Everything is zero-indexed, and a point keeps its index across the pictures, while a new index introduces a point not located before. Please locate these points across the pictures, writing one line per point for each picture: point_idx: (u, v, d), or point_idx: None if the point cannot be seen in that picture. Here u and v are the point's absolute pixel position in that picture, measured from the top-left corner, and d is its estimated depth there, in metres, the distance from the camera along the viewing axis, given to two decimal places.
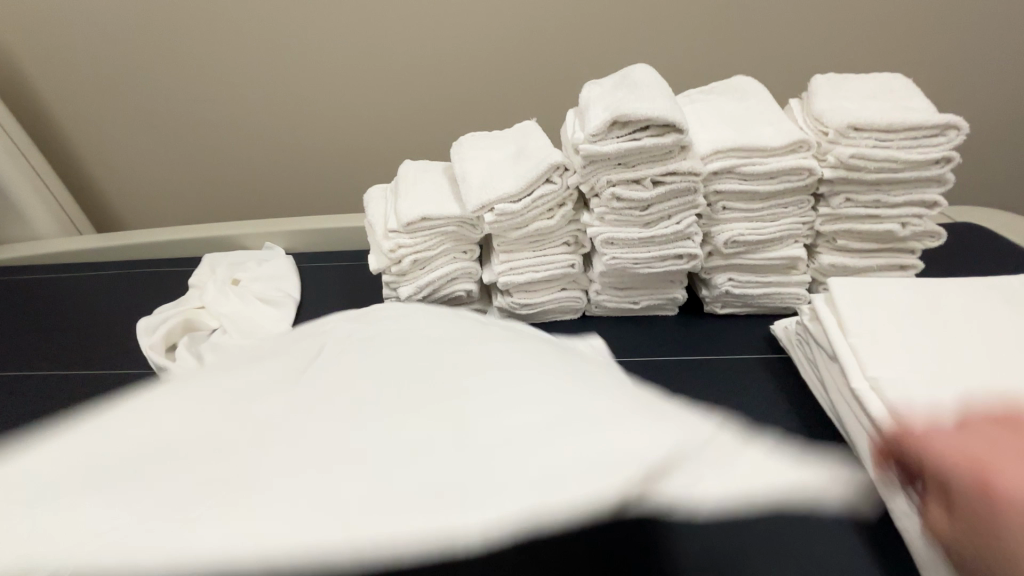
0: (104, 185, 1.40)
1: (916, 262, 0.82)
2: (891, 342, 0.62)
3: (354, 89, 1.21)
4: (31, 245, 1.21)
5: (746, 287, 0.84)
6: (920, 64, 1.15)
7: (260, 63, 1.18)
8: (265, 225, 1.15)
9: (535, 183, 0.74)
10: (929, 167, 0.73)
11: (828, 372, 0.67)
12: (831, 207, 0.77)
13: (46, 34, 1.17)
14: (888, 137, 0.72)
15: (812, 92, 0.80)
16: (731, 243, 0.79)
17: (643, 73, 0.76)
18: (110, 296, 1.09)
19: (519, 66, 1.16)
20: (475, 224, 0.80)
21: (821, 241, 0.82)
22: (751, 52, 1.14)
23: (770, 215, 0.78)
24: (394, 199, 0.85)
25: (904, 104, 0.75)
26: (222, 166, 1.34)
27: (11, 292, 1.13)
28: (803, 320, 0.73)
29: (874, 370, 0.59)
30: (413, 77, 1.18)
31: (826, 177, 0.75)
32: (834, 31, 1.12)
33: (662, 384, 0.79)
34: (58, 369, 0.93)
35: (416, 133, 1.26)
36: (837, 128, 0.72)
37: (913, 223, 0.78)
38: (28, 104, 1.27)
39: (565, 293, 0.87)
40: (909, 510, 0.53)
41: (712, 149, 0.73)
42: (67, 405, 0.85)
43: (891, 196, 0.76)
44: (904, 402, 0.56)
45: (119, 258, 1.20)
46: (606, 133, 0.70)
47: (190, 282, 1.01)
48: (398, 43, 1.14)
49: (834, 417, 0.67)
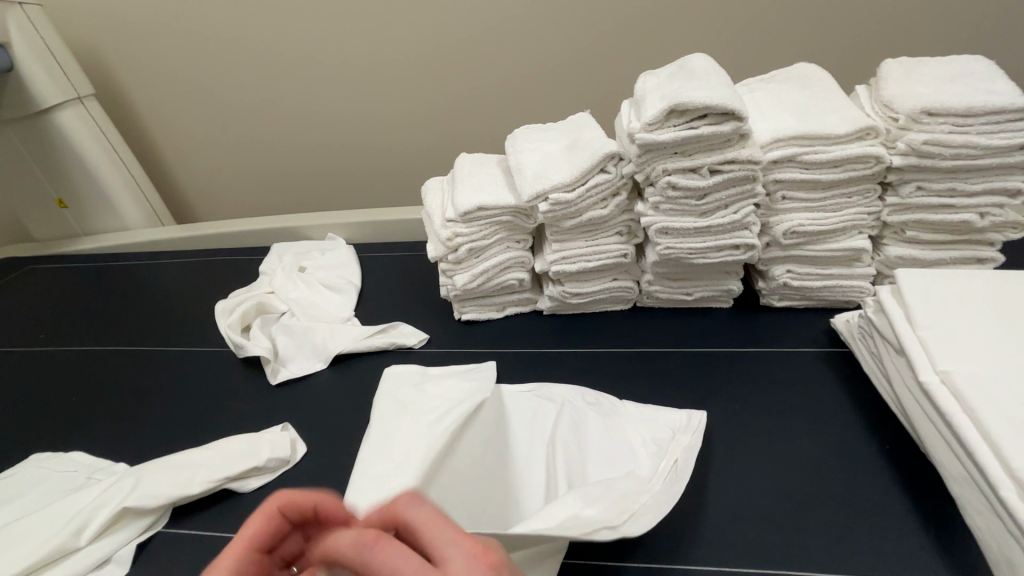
0: (185, 186, 1.53)
1: (995, 254, 0.78)
2: (965, 336, 0.59)
3: (408, 88, 1.25)
4: (120, 236, 1.32)
5: (806, 278, 0.82)
6: (1003, 38, 1.07)
7: (322, 66, 1.25)
8: (326, 217, 1.21)
9: (589, 172, 0.75)
10: (1011, 153, 0.69)
11: (892, 366, 0.65)
12: (900, 196, 0.74)
13: (137, 45, 1.29)
14: (965, 122, 0.68)
15: (881, 78, 0.77)
16: (791, 234, 0.77)
17: (700, 63, 0.75)
18: (190, 283, 1.18)
19: (571, 58, 1.18)
20: (528, 213, 0.83)
21: (888, 232, 0.79)
22: (811, 44, 1.11)
23: (832, 205, 0.77)
24: (451, 190, 0.88)
25: (982, 86, 0.71)
26: (288, 165, 1.43)
27: (107, 278, 1.24)
28: (866, 313, 0.71)
29: (944, 363, 0.57)
30: (466, 74, 1.22)
31: (895, 165, 0.72)
32: (906, 6, 1.06)
33: (715, 376, 0.78)
34: (150, 345, 1.02)
35: (468, 126, 1.29)
36: (908, 113, 0.69)
37: (992, 213, 0.73)
38: (123, 109, 1.41)
39: (616, 284, 0.88)
40: (982, 506, 0.51)
41: (772, 138, 0.72)
42: (157, 378, 0.94)
43: (967, 183, 0.72)
44: (977, 398, 0.53)
45: (196, 248, 1.29)
46: (662, 122, 0.70)
47: (262, 270, 1.08)
48: (450, 36, 1.18)
49: (897, 410, 0.65)
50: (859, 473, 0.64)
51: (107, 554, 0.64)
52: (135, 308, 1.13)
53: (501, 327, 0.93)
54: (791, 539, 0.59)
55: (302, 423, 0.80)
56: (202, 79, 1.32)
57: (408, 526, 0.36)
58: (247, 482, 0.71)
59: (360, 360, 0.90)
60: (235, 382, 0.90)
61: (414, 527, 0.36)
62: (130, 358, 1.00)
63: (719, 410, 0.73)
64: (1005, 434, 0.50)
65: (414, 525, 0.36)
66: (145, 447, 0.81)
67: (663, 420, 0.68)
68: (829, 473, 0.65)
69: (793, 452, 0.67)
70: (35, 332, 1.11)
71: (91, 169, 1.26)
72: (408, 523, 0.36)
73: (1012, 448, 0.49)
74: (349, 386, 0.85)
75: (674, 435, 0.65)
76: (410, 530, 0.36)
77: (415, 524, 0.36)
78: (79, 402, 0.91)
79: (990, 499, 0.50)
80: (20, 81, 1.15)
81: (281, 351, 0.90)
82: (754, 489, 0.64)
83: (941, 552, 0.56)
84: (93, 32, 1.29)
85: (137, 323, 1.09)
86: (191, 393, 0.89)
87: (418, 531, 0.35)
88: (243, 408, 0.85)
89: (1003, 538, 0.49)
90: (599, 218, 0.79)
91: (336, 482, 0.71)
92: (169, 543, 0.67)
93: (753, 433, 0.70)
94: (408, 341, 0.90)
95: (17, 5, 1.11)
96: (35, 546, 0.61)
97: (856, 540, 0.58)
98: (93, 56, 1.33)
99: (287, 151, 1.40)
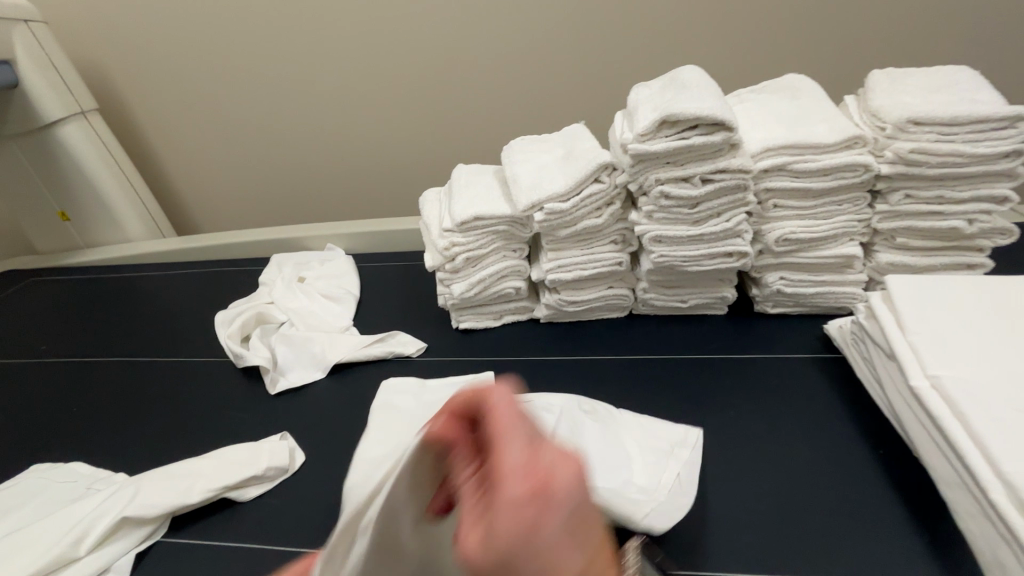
0: (186, 198, 1.54)
1: (985, 260, 0.79)
2: (954, 341, 0.60)
3: (406, 101, 1.27)
4: (123, 247, 1.34)
5: (799, 285, 0.83)
6: (997, 41, 1.08)
7: (321, 80, 1.27)
8: (325, 229, 1.22)
9: (584, 182, 0.77)
10: (997, 161, 0.70)
11: (884, 371, 0.66)
12: (889, 203, 0.76)
13: (141, 61, 1.31)
14: (951, 130, 0.70)
15: (869, 88, 0.78)
16: (783, 241, 0.78)
17: (691, 75, 0.77)
18: (190, 294, 1.19)
19: (566, 71, 1.20)
20: (524, 222, 0.84)
21: (878, 239, 0.80)
22: (801, 57, 1.14)
23: (823, 213, 0.78)
24: (448, 200, 0.89)
25: (968, 96, 0.72)
26: (287, 177, 1.44)
27: (109, 290, 1.25)
28: (858, 319, 0.72)
29: (935, 368, 0.57)
30: (464, 87, 1.24)
31: (884, 173, 0.73)
32: (892, 20, 1.08)
33: (710, 382, 0.79)
34: (150, 356, 1.03)
35: (466, 134, 1.30)
36: (895, 123, 0.71)
37: (980, 219, 0.74)
38: (126, 123, 1.43)
39: (612, 292, 0.89)
40: (973, 509, 0.51)
41: (763, 147, 0.73)
42: (157, 388, 0.94)
43: (954, 191, 0.73)
44: (967, 402, 0.54)
45: (196, 260, 1.30)
46: (654, 133, 0.71)
47: (261, 280, 1.09)
48: (448, 46, 1.19)
49: (889, 415, 0.66)
50: (854, 478, 0.65)
51: (106, 564, 0.64)
52: (136, 319, 1.14)
53: (499, 335, 0.94)
54: (787, 544, 0.59)
55: (300, 432, 0.81)
56: (203, 93, 1.34)
57: (500, 401, 0.30)
58: (246, 491, 0.71)
59: (358, 369, 0.90)
60: (234, 392, 0.91)
61: (508, 402, 0.30)
62: (130, 368, 1.00)
63: (715, 416, 0.74)
64: (993, 437, 0.51)
65: (511, 401, 0.30)
66: (145, 457, 0.82)
67: (661, 431, 0.69)
68: (824, 478, 0.65)
69: (788, 458, 0.68)
70: (37, 344, 1.11)
71: (94, 182, 1.28)
72: (503, 398, 0.31)
73: (1001, 450, 0.49)
74: (347, 395, 0.86)
75: (672, 449, 0.66)
76: (501, 405, 0.30)
77: (510, 401, 0.30)
78: (79, 413, 0.92)
79: (981, 502, 0.50)
80: (25, 96, 1.17)
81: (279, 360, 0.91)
82: (749, 495, 0.64)
83: (933, 555, 0.56)
84: (98, 49, 1.31)
85: (138, 333, 1.09)
86: (191, 403, 0.90)
87: (514, 409, 0.30)
88: (242, 417, 0.86)
89: (995, 541, 0.49)
90: (594, 228, 0.81)
91: (334, 491, 0.71)
92: (168, 551, 0.67)
93: (749, 438, 0.70)
94: (406, 350, 0.91)
95: (23, 22, 1.13)
96: (35, 556, 0.62)
97: (852, 545, 0.58)
98: (98, 72, 1.35)
99: (287, 163, 1.42)
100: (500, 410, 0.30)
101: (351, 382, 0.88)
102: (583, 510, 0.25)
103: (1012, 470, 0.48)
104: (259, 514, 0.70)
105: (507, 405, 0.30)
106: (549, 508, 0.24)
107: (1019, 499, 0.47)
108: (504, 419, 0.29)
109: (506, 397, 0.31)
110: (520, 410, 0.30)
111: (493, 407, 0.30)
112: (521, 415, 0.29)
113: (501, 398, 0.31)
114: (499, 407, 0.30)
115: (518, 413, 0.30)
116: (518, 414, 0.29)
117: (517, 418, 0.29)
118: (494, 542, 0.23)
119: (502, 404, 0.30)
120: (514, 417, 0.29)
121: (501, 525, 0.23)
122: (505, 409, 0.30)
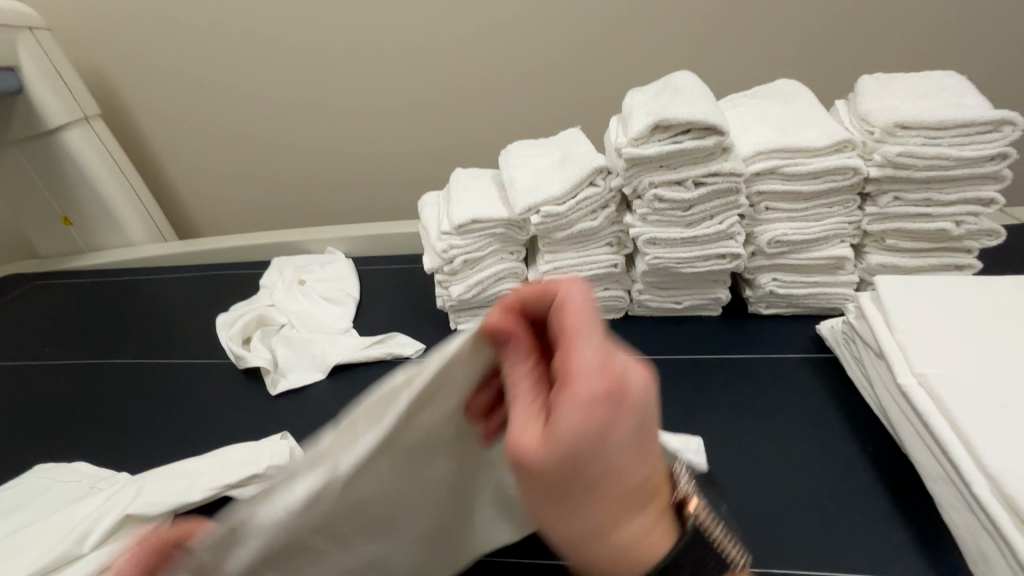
0: (188, 202, 1.56)
1: (973, 261, 0.80)
2: (941, 340, 0.61)
3: (405, 106, 1.29)
4: (125, 251, 1.35)
5: (792, 286, 0.84)
6: (992, 44, 1.09)
7: (321, 86, 1.29)
8: (325, 232, 1.24)
9: (579, 186, 0.78)
10: (983, 164, 0.72)
11: (874, 370, 0.67)
12: (878, 205, 0.77)
13: (143, 68, 1.33)
14: (937, 134, 0.71)
15: (858, 93, 0.80)
16: (775, 243, 0.80)
17: (685, 80, 0.79)
18: (192, 297, 1.21)
19: (562, 77, 1.21)
20: (521, 225, 0.85)
21: (868, 240, 0.82)
22: (793, 63, 1.15)
23: (814, 215, 0.79)
24: (447, 204, 0.91)
25: (955, 101, 0.74)
26: (287, 181, 1.46)
27: (111, 293, 1.27)
28: (849, 319, 0.73)
29: (922, 366, 0.59)
30: (462, 92, 1.26)
31: (873, 176, 0.74)
32: (883, 26, 1.10)
33: (704, 381, 0.80)
34: (152, 358, 1.04)
35: (465, 138, 1.32)
36: (883, 127, 0.72)
37: (968, 221, 0.76)
38: (128, 128, 1.44)
39: (608, 293, 0.90)
40: (958, 503, 0.52)
41: (754, 151, 0.75)
42: (159, 390, 0.96)
43: (942, 193, 0.75)
44: (953, 399, 0.55)
45: (198, 263, 1.31)
46: (648, 137, 0.73)
47: (262, 283, 1.11)
48: (446, 52, 1.21)
49: (879, 413, 0.67)
50: (844, 475, 0.66)
51: None
52: (138, 322, 1.15)
53: None
54: (777, 539, 0.60)
55: (301, 432, 0.82)
56: (204, 99, 1.36)
57: (574, 301, 0.37)
58: (247, 489, 0.73)
59: (357, 370, 0.92)
60: (235, 393, 0.92)
61: (581, 305, 0.36)
62: (133, 370, 1.01)
63: (709, 414, 0.75)
64: (977, 432, 0.52)
65: (586, 305, 0.36)
66: (147, 457, 0.83)
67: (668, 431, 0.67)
68: (815, 473, 0.66)
69: (780, 455, 0.69)
70: (40, 347, 1.13)
71: (96, 186, 1.29)
72: (577, 298, 0.37)
73: (985, 445, 0.51)
74: (347, 396, 0.87)
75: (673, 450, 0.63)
76: (574, 305, 0.36)
77: (582, 304, 0.36)
78: (83, 414, 0.93)
79: (966, 496, 0.52)
80: (29, 103, 1.19)
81: (279, 361, 0.92)
82: (740, 492, 0.65)
83: (922, 549, 0.57)
84: (102, 56, 1.33)
85: (140, 336, 1.11)
86: (193, 404, 0.91)
87: (586, 311, 0.36)
88: (243, 418, 0.87)
89: (979, 534, 0.50)
90: (590, 230, 0.82)
91: None
92: None
93: (742, 436, 0.72)
94: (405, 352, 0.92)
95: (29, 30, 1.15)
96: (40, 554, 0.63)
97: (841, 540, 0.59)
98: (101, 78, 1.37)
99: (287, 168, 1.43)
100: (575, 311, 0.36)
101: (351, 383, 0.89)
102: (641, 409, 0.32)
103: (995, 465, 0.49)
104: None
105: (582, 307, 0.36)
106: (615, 403, 0.31)
107: (1003, 493, 0.48)
108: (577, 320, 0.35)
109: (580, 299, 0.37)
110: (593, 315, 0.36)
111: (569, 307, 0.36)
112: (592, 319, 0.35)
113: (576, 299, 0.37)
114: (572, 307, 0.36)
115: (590, 316, 0.36)
116: (589, 317, 0.36)
117: (589, 319, 0.35)
118: (559, 440, 0.30)
119: (576, 304, 0.36)
120: (587, 320, 0.35)
121: (576, 413, 0.30)
122: (579, 309, 0.36)
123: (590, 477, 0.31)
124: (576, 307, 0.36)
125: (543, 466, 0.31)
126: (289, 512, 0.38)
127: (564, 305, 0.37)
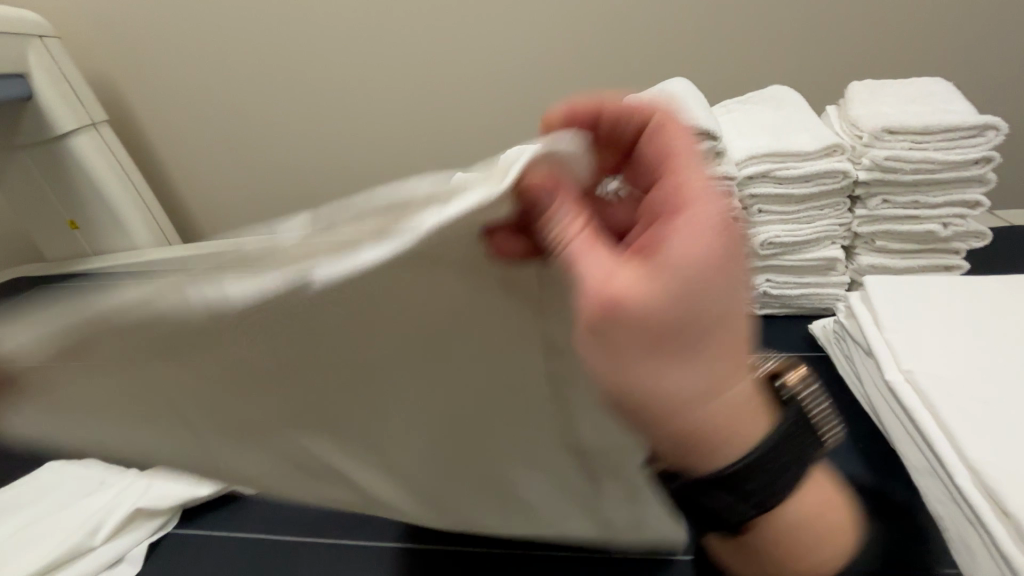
0: (191, 208, 1.58)
1: (962, 262, 0.82)
2: (928, 337, 0.63)
3: (405, 113, 1.31)
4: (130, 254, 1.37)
5: (785, 287, 0.86)
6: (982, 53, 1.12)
7: (323, 92, 1.32)
8: None
9: None
10: (969, 168, 0.74)
11: (863, 367, 0.69)
12: (868, 208, 0.79)
13: (149, 75, 1.36)
14: (924, 139, 0.74)
15: (848, 99, 0.82)
16: (768, 245, 0.82)
17: (679, 87, 0.81)
18: None
19: (560, 84, 1.24)
20: None
21: (859, 242, 0.84)
22: (787, 71, 1.18)
23: (806, 218, 0.81)
24: None
25: (942, 106, 0.76)
26: (290, 187, 1.48)
27: None
28: (840, 319, 0.75)
29: (908, 363, 0.61)
30: (462, 100, 1.28)
31: (862, 179, 0.77)
32: (874, 35, 1.12)
33: None
34: None
35: (465, 144, 1.34)
36: (871, 132, 0.74)
37: (955, 223, 0.78)
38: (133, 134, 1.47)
39: None
40: (942, 495, 0.54)
41: (747, 155, 0.77)
42: None
43: (929, 197, 0.77)
44: (938, 394, 0.57)
45: None
46: None
47: None
48: (447, 60, 1.24)
49: (868, 409, 0.69)
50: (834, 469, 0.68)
51: (120, 552, 0.67)
52: None
53: None
54: None
55: None
56: (208, 105, 1.38)
57: (676, 147, 0.46)
58: None
59: None
60: None
61: (681, 150, 0.46)
62: None
63: None
64: (960, 426, 0.54)
65: (687, 152, 0.46)
66: None
67: None
68: None
69: None
70: None
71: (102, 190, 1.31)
72: (680, 144, 0.46)
73: (967, 438, 0.52)
74: None
75: None
76: (675, 155, 0.46)
77: (681, 149, 0.46)
78: None
79: (949, 488, 0.53)
80: (38, 109, 1.21)
81: None
82: None
83: None
84: (109, 64, 1.36)
85: None
86: None
87: (685, 158, 0.45)
88: None
89: (962, 525, 0.52)
90: None
91: None
92: (178, 542, 0.70)
93: None
94: None
95: (39, 38, 1.18)
96: (54, 545, 0.65)
97: None
98: (108, 86, 1.40)
99: (289, 173, 1.46)
100: (678, 160, 0.45)
101: None
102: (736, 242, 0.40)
103: (976, 457, 0.51)
104: (266, 507, 0.73)
105: (682, 155, 0.46)
106: (717, 228, 0.40)
107: (984, 484, 0.50)
108: (680, 168, 0.45)
109: (679, 146, 0.46)
110: (692, 164, 0.45)
111: (673, 154, 0.46)
112: (691, 164, 0.45)
113: (676, 147, 0.46)
114: (676, 154, 0.46)
115: (690, 163, 0.45)
116: (690, 165, 0.45)
117: (688, 167, 0.45)
118: (677, 259, 0.38)
119: (679, 149, 0.46)
120: (687, 166, 0.45)
121: (690, 236, 0.39)
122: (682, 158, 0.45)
123: (696, 319, 0.38)
124: (677, 153, 0.46)
125: (653, 312, 0.37)
126: (227, 300, 0.35)
127: (668, 154, 0.46)
